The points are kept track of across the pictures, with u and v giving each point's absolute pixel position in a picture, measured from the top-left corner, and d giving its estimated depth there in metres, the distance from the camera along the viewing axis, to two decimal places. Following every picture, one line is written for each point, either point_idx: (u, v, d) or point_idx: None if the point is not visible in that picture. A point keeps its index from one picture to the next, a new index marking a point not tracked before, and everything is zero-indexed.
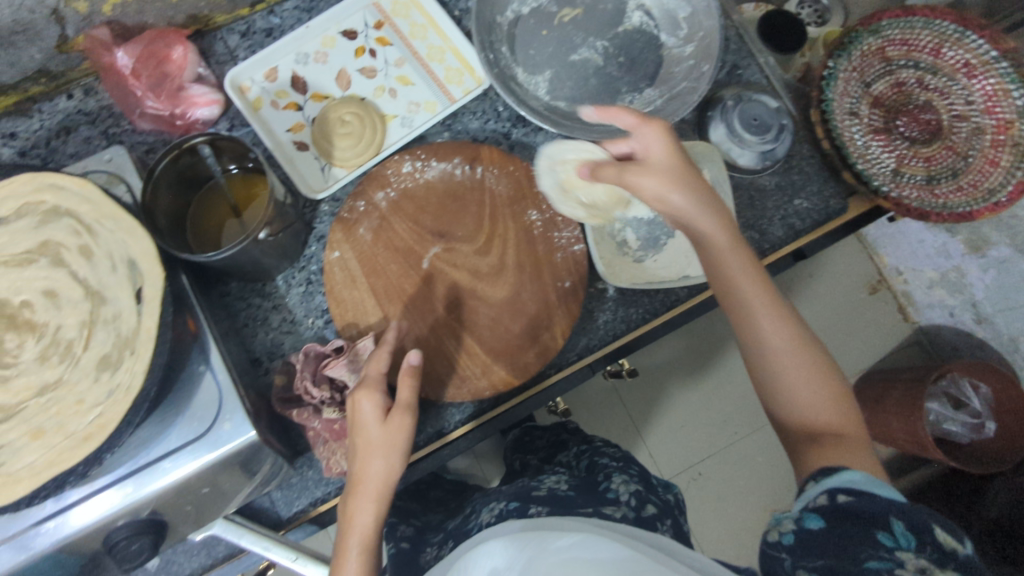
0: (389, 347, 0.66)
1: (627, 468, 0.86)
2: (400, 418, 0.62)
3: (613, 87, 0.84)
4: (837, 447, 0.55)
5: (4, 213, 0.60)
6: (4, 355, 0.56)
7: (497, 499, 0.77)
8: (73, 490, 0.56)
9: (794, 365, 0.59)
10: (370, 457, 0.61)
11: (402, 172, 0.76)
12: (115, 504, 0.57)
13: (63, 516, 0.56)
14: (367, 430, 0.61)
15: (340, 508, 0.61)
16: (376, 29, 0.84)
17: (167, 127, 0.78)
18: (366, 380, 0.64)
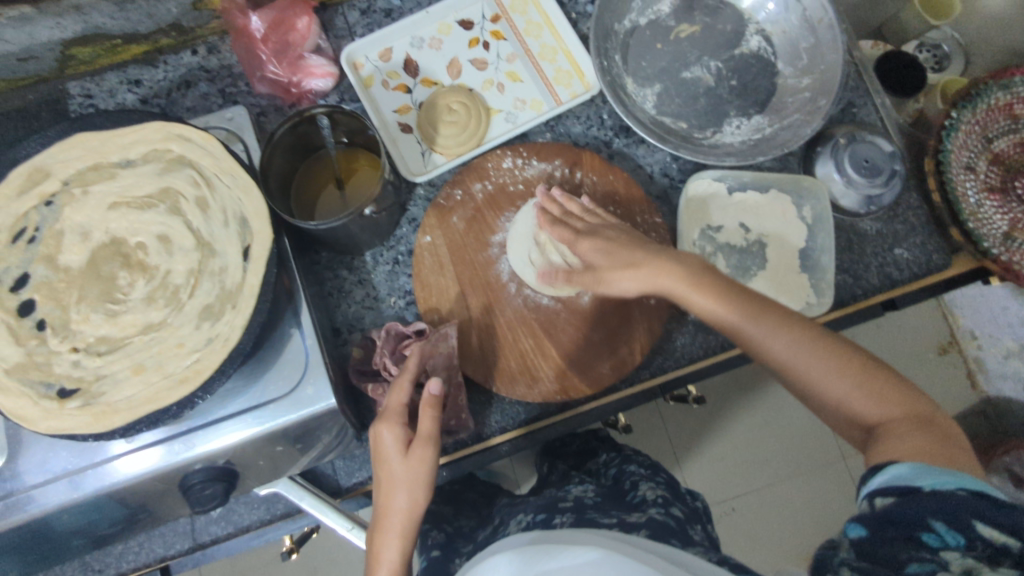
0: (411, 373, 0.63)
1: (654, 475, 0.84)
2: (420, 453, 0.60)
3: (722, 109, 0.82)
4: (893, 437, 0.51)
5: (131, 156, 0.63)
6: (116, 291, 0.59)
7: (523, 511, 0.74)
8: (123, 442, 0.59)
9: (809, 367, 0.57)
10: (391, 491, 0.60)
11: (502, 167, 0.77)
12: (159, 461, 0.59)
13: (110, 464, 0.58)
14: (388, 464, 0.61)
15: (370, 540, 0.62)
16: (493, 22, 0.84)
17: (282, 93, 0.79)
18: (388, 409, 0.62)
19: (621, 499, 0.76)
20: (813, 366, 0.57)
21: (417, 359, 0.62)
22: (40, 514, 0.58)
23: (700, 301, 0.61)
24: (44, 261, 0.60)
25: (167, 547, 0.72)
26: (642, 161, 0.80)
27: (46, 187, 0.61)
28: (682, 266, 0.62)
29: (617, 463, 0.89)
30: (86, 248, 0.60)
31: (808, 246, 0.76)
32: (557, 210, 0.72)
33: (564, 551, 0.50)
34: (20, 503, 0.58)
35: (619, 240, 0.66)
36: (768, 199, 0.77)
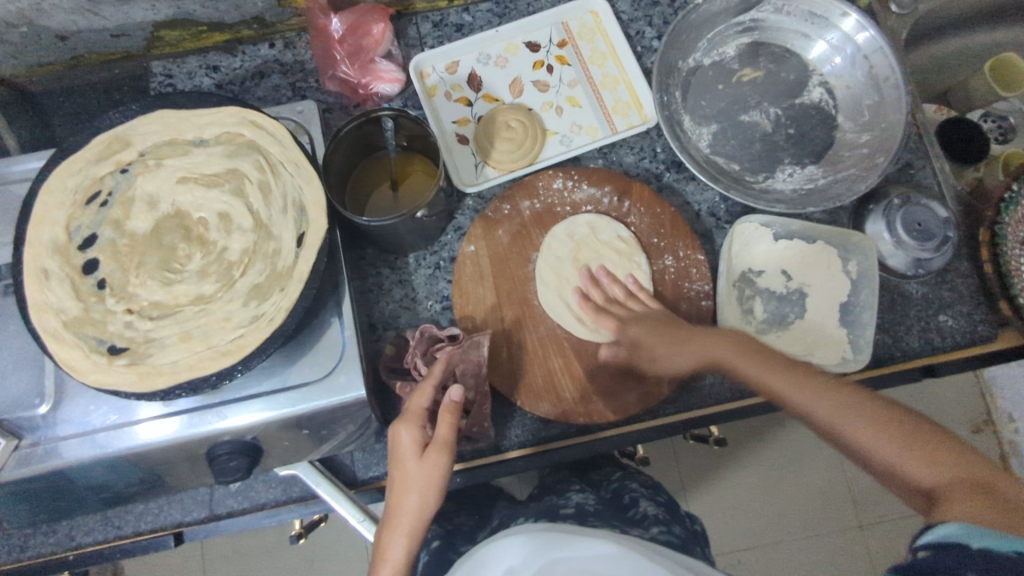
0: (436, 377, 0.64)
1: (654, 496, 0.84)
2: (436, 456, 0.60)
3: (776, 156, 0.82)
4: (951, 502, 0.51)
5: (204, 136, 0.66)
6: (175, 262, 0.62)
7: (524, 514, 0.75)
8: (151, 408, 0.61)
9: (856, 432, 0.58)
10: (404, 491, 0.60)
11: (552, 188, 0.78)
12: (180, 431, 0.61)
13: (135, 428, 0.60)
14: (403, 464, 0.61)
15: (376, 539, 0.61)
16: (559, 46, 0.86)
17: (350, 93, 0.82)
18: (409, 410, 0.63)
19: (623, 511, 0.77)
20: (864, 433, 0.57)
21: (443, 364, 0.63)
22: (62, 465, 0.60)
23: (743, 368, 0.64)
24: (112, 225, 0.63)
25: (184, 514, 0.74)
26: (691, 198, 0.81)
27: (123, 156, 0.65)
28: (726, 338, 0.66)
29: (614, 480, 0.88)
30: (153, 217, 0.64)
31: (850, 302, 0.75)
32: (598, 295, 0.74)
33: (573, 544, 0.51)
34: (49, 452, 0.60)
35: (663, 322, 0.69)
36: (814, 250, 0.77)
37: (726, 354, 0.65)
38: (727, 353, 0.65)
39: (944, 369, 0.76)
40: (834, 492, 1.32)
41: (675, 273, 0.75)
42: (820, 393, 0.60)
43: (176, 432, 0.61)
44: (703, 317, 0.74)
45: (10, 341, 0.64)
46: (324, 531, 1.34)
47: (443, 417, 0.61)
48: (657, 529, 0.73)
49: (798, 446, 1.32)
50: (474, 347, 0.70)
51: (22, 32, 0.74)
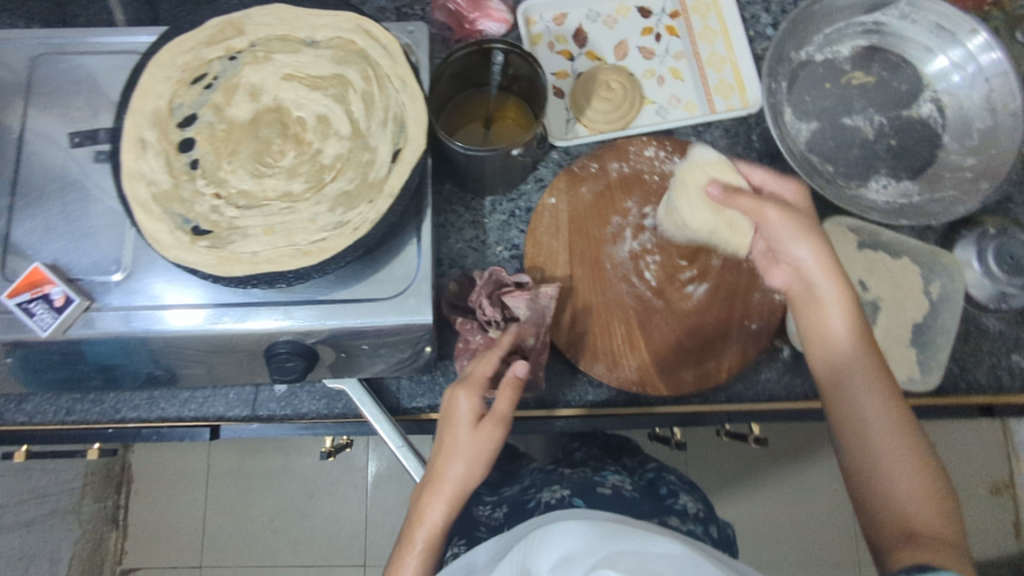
0: (502, 349, 0.61)
1: (690, 490, 0.81)
2: (491, 429, 0.57)
3: (873, 164, 0.80)
4: (922, 545, 0.51)
5: (316, 37, 0.65)
6: (268, 156, 0.62)
7: (558, 481, 0.73)
8: (184, 297, 0.61)
9: (876, 427, 0.57)
10: (450, 460, 0.57)
11: (643, 155, 0.76)
12: (209, 324, 0.61)
13: (167, 313, 0.60)
14: (456, 431, 0.58)
15: (414, 501, 0.59)
16: (671, 16, 0.84)
17: (456, 26, 0.81)
18: (470, 376, 0.60)
19: (658, 498, 0.75)
20: (882, 438, 0.57)
21: (513, 336, 0.60)
22: (122, 335, 0.60)
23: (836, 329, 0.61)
24: (212, 108, 0.63)
25: (226, 409, 0.75)
26: None
27: (234, 44, 0.64)
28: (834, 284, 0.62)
29: (645, 467, 0.85)
30: (253, 108, 0.63)
31: (925, 323, 0.73)
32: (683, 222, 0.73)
33: (639, 538, 0.48)
34: (113, 318, 0.60)
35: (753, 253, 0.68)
36: (897, 266, 0.75)
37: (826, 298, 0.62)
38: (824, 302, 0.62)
39: (1001, 411, 0.75)
40: (845, 524, 1.30)
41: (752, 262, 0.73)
42: (872, 385, 0.59)
43: (204, 325, 0.61)
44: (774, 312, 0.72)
45: (93, 206, 0.65)
46: (332, 466, 1.35)
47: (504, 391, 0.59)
48: (694, 523, 0.71)
49: (815, 470, 1.30)
50: (542, 299, 0.69)
51: None
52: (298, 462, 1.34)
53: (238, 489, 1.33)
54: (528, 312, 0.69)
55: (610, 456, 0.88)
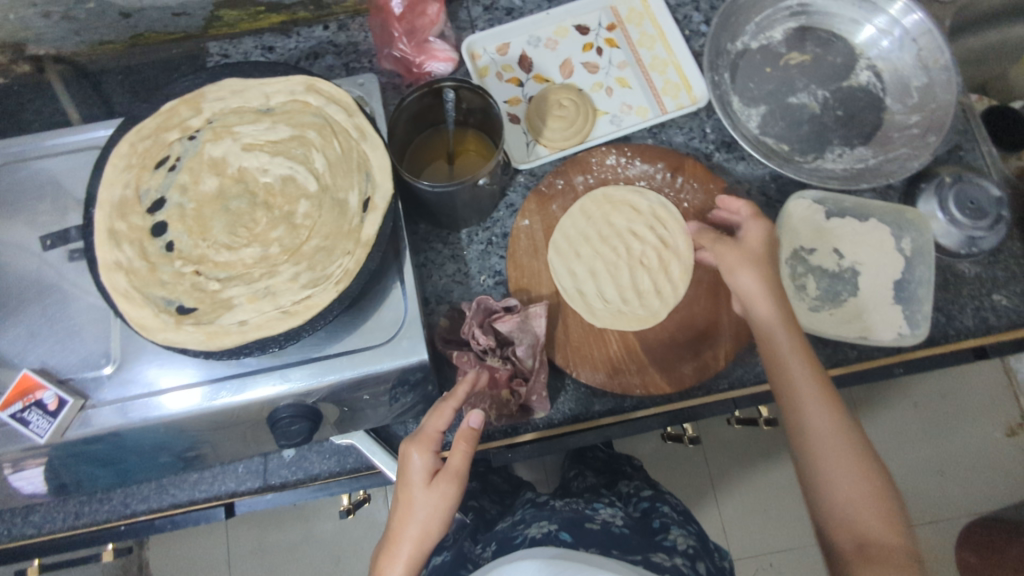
0: (455, 400, 0.60)
1: (685, 523, 0.81)
2: (444, 487, 0.59)
3: (824, 137, 0.82)
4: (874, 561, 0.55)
5: (271, 104, 0.67)
6: (244, 226, 0.63)
7: (547, 517, 0.72)
8: (174, 379, 0.61)
9: (839, 471, 0.59)
10: (409, 517, 0.59)
11: (606, 164, 0.79)
12: (202, 402, 0.61)
13: (161, 397, 0.60)
14: (410, 488, 0.59)
15: (377, 556, 0.61)
16: (608, 30, 0.87)
17: (404, 71, 0.83)
18: (423, 432, 0.60)
19: (648, 536, 0.75)
20: (845, 476, 0.59)
21: (464, 388, 0.59)
22: (98, 432, 0.60)
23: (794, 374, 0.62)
24: (180, 189, 0.64)
25: (238, 484, 0.74)
26: (741, 177, 0.81)
27: (191, 124, 0.66)
28: (811, 378, 0.62)
29: (635, 497, 0.88)
30: (219, 181, 0.65)
31: (903, 278, 0.75)
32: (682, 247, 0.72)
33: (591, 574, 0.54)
34: (104, 413, 0.60)
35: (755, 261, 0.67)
36: (865, 228, 0.77)
37: (791, 368, 0.62)
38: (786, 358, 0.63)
39: (995, 352, 0.77)
40: None
41: None
42: (833, 434, 0.60)
43: (198, 404, 0.61)
44: None
45: (74, 305, 0.65)
46: (353, 527, 1.33)
47: (457, 446, 0.59)
48: (682, 556, 0.71)
49: None
50: (532, 319, 0.70)
51: (88, 7, 0.75)
52: (319, 528, 1.32)
53: (260, 568, 1.30)
54: (520, 334, 0.70)
55: (605, 486, 0.93)
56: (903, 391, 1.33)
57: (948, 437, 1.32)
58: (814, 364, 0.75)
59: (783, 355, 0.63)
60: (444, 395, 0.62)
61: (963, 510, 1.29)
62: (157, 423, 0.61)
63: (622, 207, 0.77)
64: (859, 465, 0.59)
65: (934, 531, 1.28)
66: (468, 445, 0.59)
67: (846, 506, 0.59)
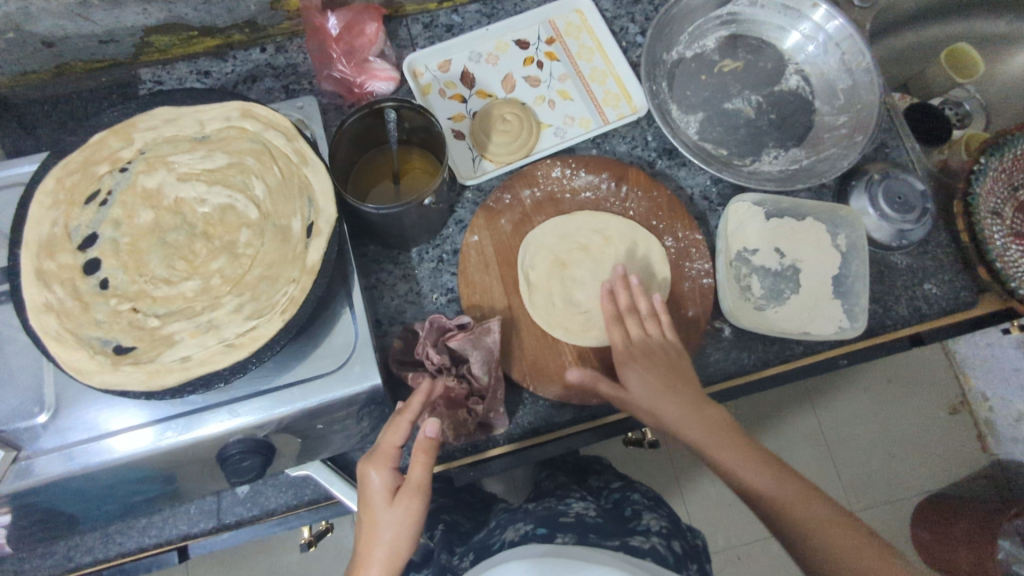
0: (411, 413, 0.60)
1: (656, 507, 0.82)
2: (407, 501, 0.58)
3: (760, 141, 0.85)
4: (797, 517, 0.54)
5: (207, 131, 0.65)
6: (184, 259, 0.62)
7: (522, 519, 0.72)
8: (113, 424, 0.59)
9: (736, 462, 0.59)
10: (374, 540, 0.57)
11: (551, 176, 0.79)
12: (145, 446, 0.58)
13: (101, 444, 0.58)
14: (373, 509, 0.58)
15: None
16: (547, 43, 0.88)
17: (345, 91, 0.82)
18: (379, 451, 0.59)
19: (623, 523, 0.74)
20: (742, 463, 0.58)
21: (418, 398, 0.59)
22: (35, 485, 0.57)
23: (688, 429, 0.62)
24: (112, 223, 0.62)
25: (191, 525, 0.72)
26: (684, 183, 0.83)
27: (121, 155, 0.64)
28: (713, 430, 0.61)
29: (605, 493, 0.88)
30: (155, 213, 0.63)
31: (841, 273, 0.78)
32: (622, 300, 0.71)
33: (580, 569, 0.53)
34: (42, 464, 0.57)
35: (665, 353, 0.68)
36: (803, 227, 0.80)
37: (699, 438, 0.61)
38: (699, 440, 0.61)
39: (930, 338, 0.81)
40: (828, 479, 1.34)
41: (675, 254, 0.76)
42: (714, 428, 0.61)
43: (141, 448, 0.58)
44: (705, 296, 0.75)
45: (3, 351, 0.62)
46: (321, 556, 1.29)
47: (416, 458, 0.58)
48: (656, 538, 0.71)
49: (787, 436, 1.35)
50: (485, 336, 0.69)
51: (7, 37, 0.72)
52: (285, 561, 1.28)
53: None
54: (474, 350, 0.69)
55: (576, 481, 0.92)
56: (851, 378, 1.38)
57: (895, 419, 1.37)
58: (764, 361, 0.77)
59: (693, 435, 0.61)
60: (397, 413, 0.61)
61: (915, 490, 1.34)
62: (98, 470, 0.58)
63: (569, 219, 0.77)
64: (742, 444, 0.60)
65: (891, 511, 1.33)
66: (426, 454, 0.58)
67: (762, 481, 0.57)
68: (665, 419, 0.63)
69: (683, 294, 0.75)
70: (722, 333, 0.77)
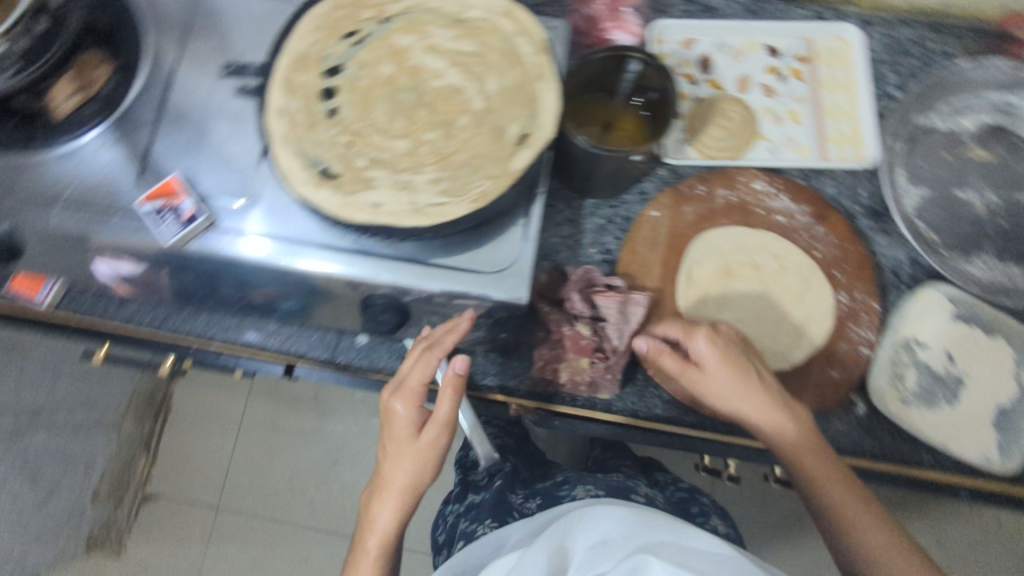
0: (436, 353, 0.65)
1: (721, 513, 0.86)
2: (430, 434, 0.65)
3: (979, 242, 0.79)
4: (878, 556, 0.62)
5: (467, 15, 0.68)
6: (404, 118, 0.65)
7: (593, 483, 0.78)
8: (291, 237, 0.64)
9: (820, 474, 0.65)
10: (398, 466, 0.66)
11: (751, 187, 0.78)
12: (308, 265, 0.64)
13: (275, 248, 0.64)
14: (396, 441, 0.66)
15: (365, 508, 0.69)
16: (799, 61, 0.85)
17: (592, 30, 0.83)
18: (406, 386, 0.66)
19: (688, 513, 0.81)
20: (826, 479, 0.65)
21: (451, 339, 0.64)
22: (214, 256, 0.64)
23: (773, 424, 0.65)
24: (358, 64, 0.67)
25: (309, 349, 0.78)
26: (881, 249, 0.77)
27: (388, 9, 0.68)
28: (800, 450, 0.65)
29: (676, 490, 0.89)
30: (395, 69, 0.67)
31: (1009, 409, 0.72)
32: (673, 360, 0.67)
33: (680, 529, 0.52)
34: (224, 241, 0.64)
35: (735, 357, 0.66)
36: (988, 346, 0.74)
37: (792, 455, 0.65)
38: (789, 441, 0.65)
39: None
40: None
41: (845, 311, 0.73)
42: (805, 441, 0.65)
43: (304, 265, 0.64)
44: (857, 363, 0.72)
45: (229, 135, 0.69)
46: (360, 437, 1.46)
47: (443, 394, 0.64)
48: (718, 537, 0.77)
49: None
50: (632, 303, 0.70)
51: None
52: None
53: (264, 440, 1.44)
54: (616, 314, 0.70)
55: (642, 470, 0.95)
56: (935, 524, 1.28)
57: None
58: (886, 457, 0.71)
59: (788, 449, 0.65)
60: (421, 348, 0.66)
61: None
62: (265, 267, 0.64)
63: (752, 233, 0.75)
64: (828, 459, 0.65)
65: None
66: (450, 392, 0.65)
67: (840, 499, 0.64)
68: (735, 405, 0.65)
69: (836, 352, 0.72)
70: (855, 409, 0.72)
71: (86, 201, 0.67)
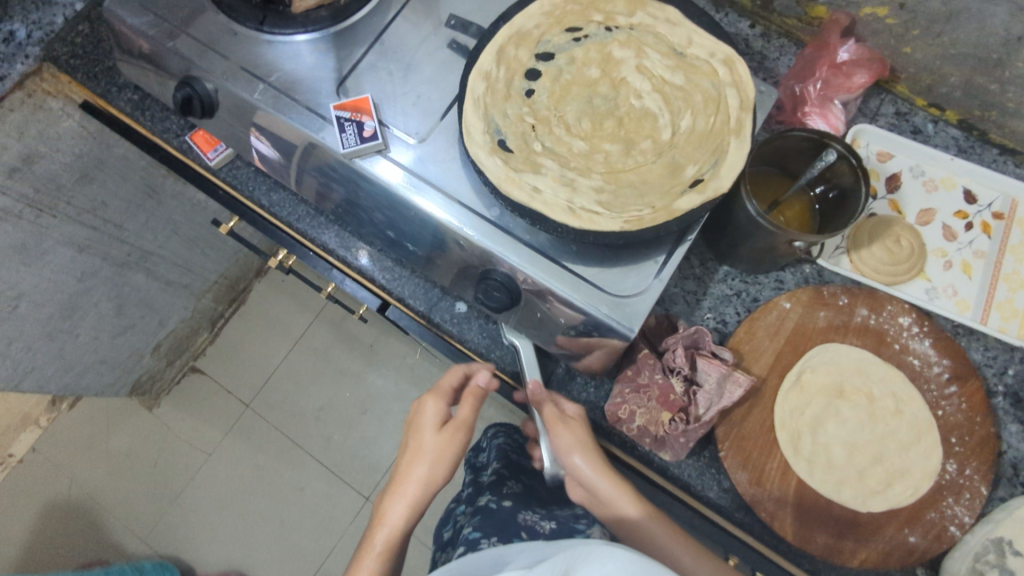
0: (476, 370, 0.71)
1: None
2: (452, 433, 0.68)
3: None
4: None
5: (686, 50, 0.69)
6: (591, 122, 0.67)
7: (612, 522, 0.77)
8: (445, 188, 0.67)
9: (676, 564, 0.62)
10: (418, 462, 0.67)
11: (896, 319, 0.73)
12: (453, 220, 0.67)
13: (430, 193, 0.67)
14: (422, 432, 0.68)
15: (379, 505, 0.67)
16: (993, 216, 0.80)
17: (795, 109, 0.81)
18: (438, 387, 0.72)
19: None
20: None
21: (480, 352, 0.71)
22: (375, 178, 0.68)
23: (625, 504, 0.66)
24: (569, 58, 0.69)
25: (410, 295, 0.80)
26: (1008, 436, 0.71)
27: (617, 18, 0.70)
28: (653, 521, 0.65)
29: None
30: (600, 75, 0.68)
31: None
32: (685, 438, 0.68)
33: None
34: (390, 170, 0.68)
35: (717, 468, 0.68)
36: None
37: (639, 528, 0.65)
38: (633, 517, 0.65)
39: None
40: None
41: (947, 481, 0.68)
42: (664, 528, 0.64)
43: (448, 218, 0.67)
44: (940, 539, 0.66)
45: (427, 78, 0.72)
46: None
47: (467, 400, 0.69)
48: None
49: None
50: (731, 383, 0.67)
51: None
52: None
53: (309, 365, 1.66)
54: (713, 385, 0.67)
55: None
56: None
57: None
58: None
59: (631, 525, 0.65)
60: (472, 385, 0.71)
61: None
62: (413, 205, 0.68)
63: (878, 364, 0.71)
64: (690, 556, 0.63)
65: None
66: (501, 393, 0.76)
67: None
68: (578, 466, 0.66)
69: (921, 518, 0.67)
70: None
71: (284, 89, 0.72)
